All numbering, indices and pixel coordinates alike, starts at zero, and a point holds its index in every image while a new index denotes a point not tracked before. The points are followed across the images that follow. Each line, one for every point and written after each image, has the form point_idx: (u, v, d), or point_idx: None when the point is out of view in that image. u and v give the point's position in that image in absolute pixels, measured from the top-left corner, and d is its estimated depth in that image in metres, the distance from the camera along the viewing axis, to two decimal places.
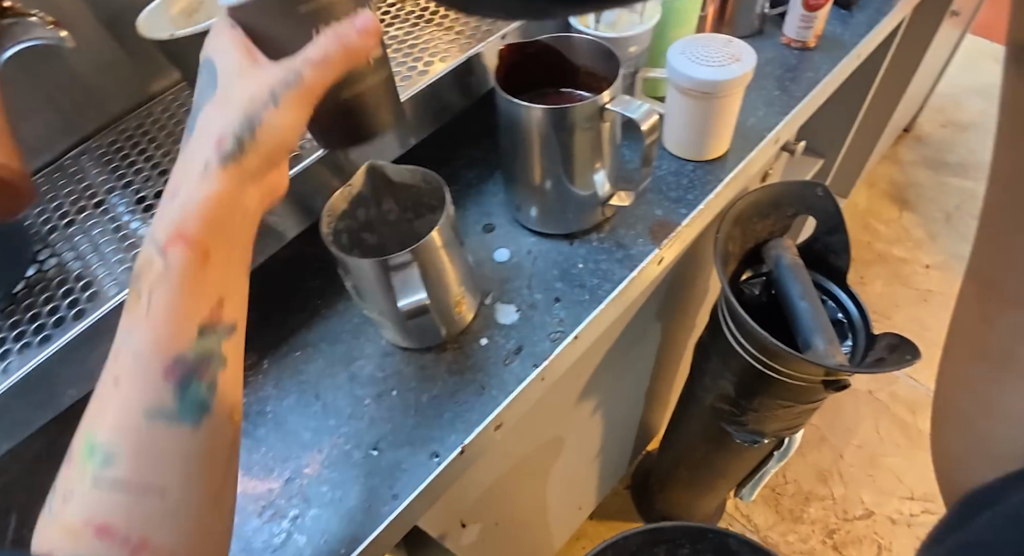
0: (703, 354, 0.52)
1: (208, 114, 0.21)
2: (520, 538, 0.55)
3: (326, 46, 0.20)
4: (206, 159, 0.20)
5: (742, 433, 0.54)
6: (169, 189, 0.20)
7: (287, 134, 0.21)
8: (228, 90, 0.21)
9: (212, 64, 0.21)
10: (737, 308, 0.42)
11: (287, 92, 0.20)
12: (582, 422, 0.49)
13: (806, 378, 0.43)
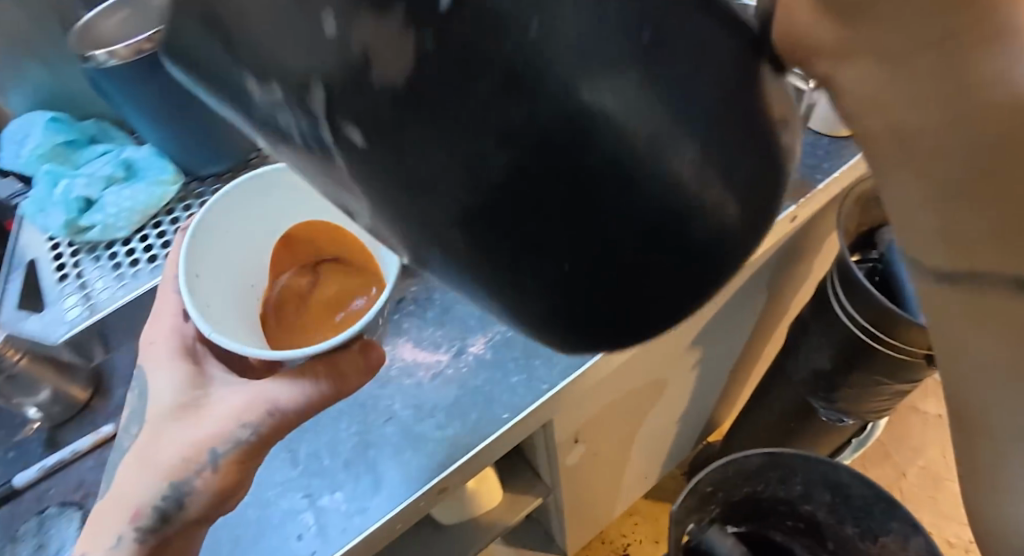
0: (801, 329, 0.55)
1: (139, 471, 0.35)
2: (589, 474, 0.67)
3: (247, 435, 0.35)
4: (137, 525, 0.35)
5: (830, 410, 0.60)
6: (113, 519, 0.35)
7: (220, 484, 0.36)
8: (163, 465, 0.35)
9: (156, 420, 0.36)
10: (857, 274, 0.45)
11: (209, 465, 0.35)
12: (677, 365, 0.57)
13: (908, 351, 0.47)
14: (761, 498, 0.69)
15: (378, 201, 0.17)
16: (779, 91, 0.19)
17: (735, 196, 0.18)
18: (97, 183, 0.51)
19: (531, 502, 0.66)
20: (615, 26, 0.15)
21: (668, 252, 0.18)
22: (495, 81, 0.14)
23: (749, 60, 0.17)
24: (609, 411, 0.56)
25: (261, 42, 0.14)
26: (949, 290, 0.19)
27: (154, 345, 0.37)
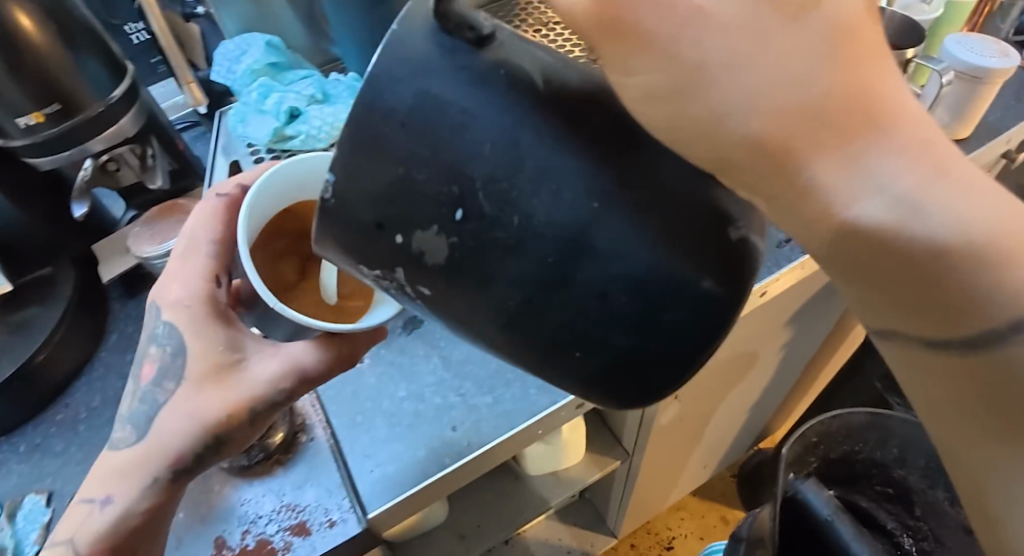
0: None
1: (176, 406, 0.38)
2: (682, 438, 0.85)
3: (279, 395, 0.38)
4: (173, 457, 0.39)
5: None
6: (151, 447, 0.39)
7: (247, 436, 0.40)
8: (199, 418, 0.38)
9: (189, 362, 0.38)
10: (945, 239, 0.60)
11: (241, 415, 0.38)
12: (770, 344, 0.77)
13: None
14: (857, 459, 0.76)
15: (446, 318, 0.27)
16: (737, 206, 0.25)
17: (720, 279, 0.25)
18: (303, 99, 0.61)
19: (612, 461, 0.86)
20: (576, 203, 0.23)
21: (653, 325, 0.25)
22: (501, 251, 0.23)
23: (695, 198, 0.24)
24: (708, 378, 0.73)
25: (360, 246, 0.24)
26: (886, 346, 0.24)
27: (188, 309, 0.39)
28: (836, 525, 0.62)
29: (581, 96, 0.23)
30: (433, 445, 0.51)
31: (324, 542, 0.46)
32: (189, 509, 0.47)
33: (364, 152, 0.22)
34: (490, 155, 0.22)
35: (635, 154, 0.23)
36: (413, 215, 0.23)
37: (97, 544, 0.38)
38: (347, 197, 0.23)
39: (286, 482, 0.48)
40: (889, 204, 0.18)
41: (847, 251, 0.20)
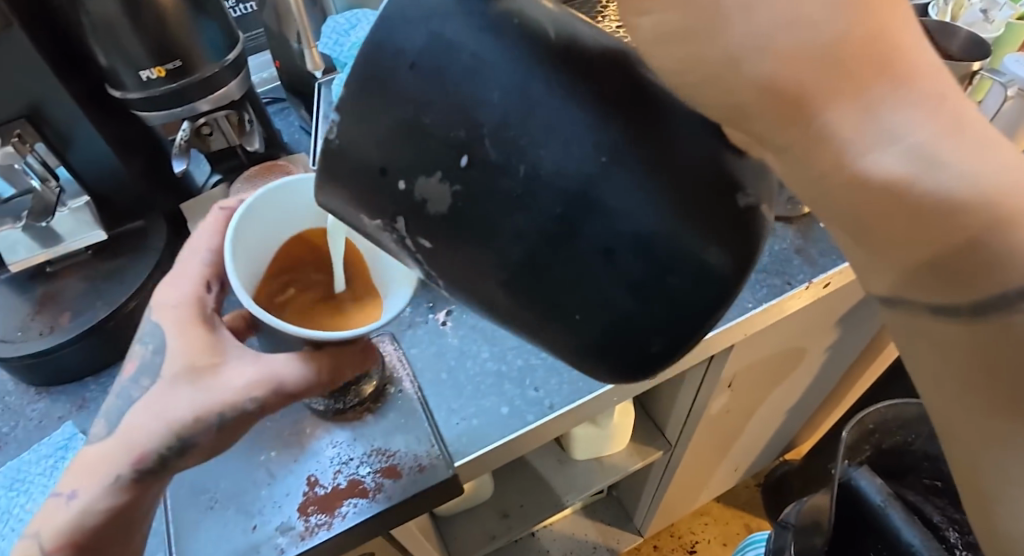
0: None
1: (150, 405, 0.38)
2: (718, 432, 0.88)
3: (254, 402, 0.38)
4: (137, 459, 0.37)
5: None
6: (118, 444, 0.38)
7: (219, 443, 0.39)
8: (171, 419, 0.37)
9: (167, 360, 0.38)
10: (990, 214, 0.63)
11: (213, 420, 0.37)
12: (818, 344, 0.80)
13: None
14: (908, 451, 0.75)
15: (444, 278, 0.26)
16: (751, 169, 0.25)
17: (720, 248, 0.25)
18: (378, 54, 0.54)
19: (653, 452, 0.93)
20: (584, 154, 0.22)
21: (650, 292, 0.25)
22: (503, 201, 0.23)
23: (709, 162, 0.23)
24: (756, 370, 0.76)
25: (361, 192, 0.24)
26: (887, 310, 0.25)
27: (172, 309, 0.39)
28: (888, 511, 0.66)
29: (597, 51, 0.22)
30: (515, 403, 0.51)
31: (414, 485, 0.47)
32: (281, 449, 0.49)
33: (369, 94, 0.22)
34: (498, 99, 0.21)
35: (648, 110, 0.22)
36: (418, 160, 0.22)
37: (58, 541, 0.37)
38: (352, 140, 0.23)
39: (375, 428, 0.50)
40: (902, 153, 0.19)
41: (857, 202, 0.20)
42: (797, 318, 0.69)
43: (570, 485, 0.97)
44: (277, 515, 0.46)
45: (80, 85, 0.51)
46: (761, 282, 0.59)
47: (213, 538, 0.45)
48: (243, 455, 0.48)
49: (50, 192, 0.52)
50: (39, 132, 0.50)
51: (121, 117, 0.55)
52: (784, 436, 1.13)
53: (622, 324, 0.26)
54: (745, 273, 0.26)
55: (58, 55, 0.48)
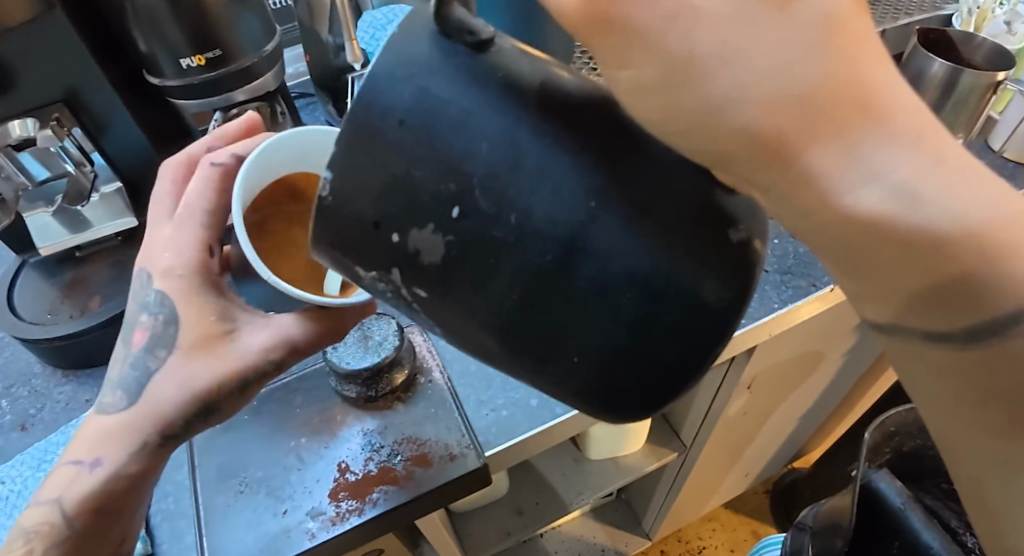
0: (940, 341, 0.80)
1: (163, 374, 0.40)
2: (734, 434, 0.88)
3: (270, 362, 0.40)
4: (158, 423, 0.40)
5: None
6: (137, 412, 0.40)
7: (234, 405, 0.41)
8: (191, 387, 0.39)
9: (179, 331, 0.39)
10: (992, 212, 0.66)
11: (230, 382, 0.40)
12: (836, 351, 0.81)
13: None
14: (928, 454, 0.72)
15: (436, 325, 0.26)
16: (738, 206, 0.25)
17: (718, 286, 0.25)
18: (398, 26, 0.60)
19: (668, 453, 0.92)
20: (575, 201, 0.23)
21: (650, 331, 0.25)
22: (495, 250, 0.23)
23: (697, 202, 0.24)
24: (776, 374, 0.77)
25: (354, 246, 0.24)
26: (883, 340, 0.25)
27: (180, 278, 0.40)
28: (908, 514, 0.65)
29: (579, 100, 0.23)
30: (544, 395, 0.55)
31: (445, 473, 0.51)
32: (311, 435, 0.52)
33: (361, 146, 0.22)
34: (487, 151, 0.22)
35: (631, 155, 0.23)
36: (410, 213, 0.23)
37: (80, 505, 0.39)
38: (344, 195, 0.23)
39: (407, 416, 0.53)
40: (886, 191, 0.19)
41: (847, 237, 0.21)
42: (818, 324, 0.70)
43: (585, 484, 0.98)
44: (308, 499, 0.50)
45: (116, 71, 0.55)
46: (786, 284, 0.62)
47: (245, 517, 0.49)
48: (278, 440, 0.52)
49: (83, 177, 0.58)
50: (76, 118, 0.55)
51: (151, 104, 0.60)
52: (798, 443, 1.14)
53: (620, 364, 0.26)
54: (742, 308, 0.26)
55: (98, 39, 0.53)
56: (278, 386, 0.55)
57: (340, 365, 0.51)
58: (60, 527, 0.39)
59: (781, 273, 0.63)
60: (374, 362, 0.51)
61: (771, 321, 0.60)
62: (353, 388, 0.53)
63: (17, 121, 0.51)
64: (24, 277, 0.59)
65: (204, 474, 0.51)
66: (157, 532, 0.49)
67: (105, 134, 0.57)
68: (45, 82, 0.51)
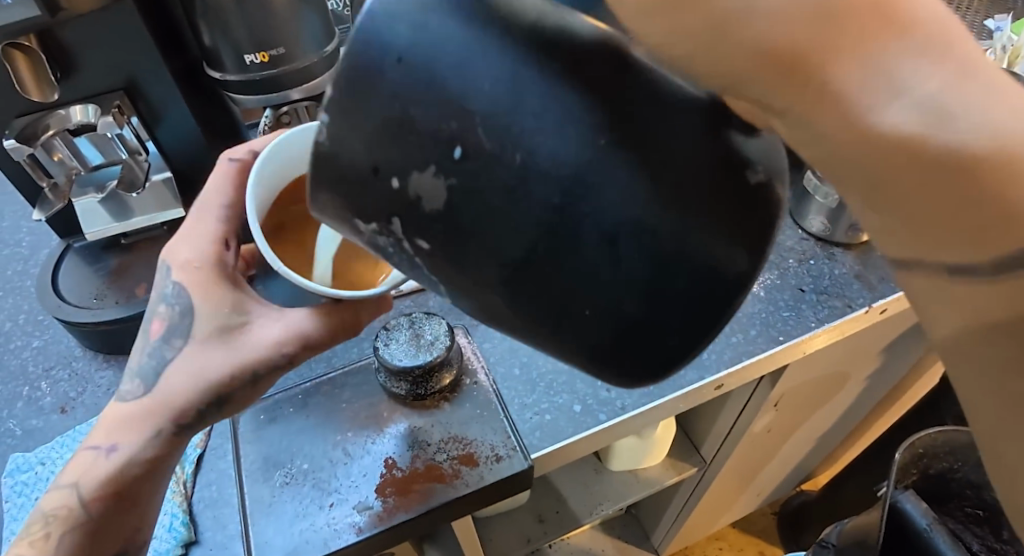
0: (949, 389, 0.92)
1: (180, 363, 0.44)
2: (753, 451, 1.00)
3: (281, 355, 0.44)
4: (174, 409, 0.44)
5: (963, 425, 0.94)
6: (155, 397, 0.44)
7: (248, 395, 0.46)
8: (203, 378, 0.44)
9: (193, 323, 0.44)
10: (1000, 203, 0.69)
11: (242, 372, 0.44)
12: (854, 360, 0.88)
13: None
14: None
15: (441, 281, 0.25)
16: (757, 147, 0.24)
17: (733, 234, 0.24)
18: None
19: (688, 467, 1.03)
20: (582, 144, 0.21)
21: (670, 277, 0.24)
22: (497, 194, 0.22)
23: (710, 150, 0.23)
24: (799, 389, 0.86)
25: (353, 193, 0.23)
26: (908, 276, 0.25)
27: (198, 269, 0.45)
28: (933, 534, 0.72)
29: (595, 53, 0.22)
30: (587, 402, 0.62)
31: (490, 472, 0.57)
32: (357, 429, 0.60)
33: (355, 86, 0.21)
34: (489, 89, 0.21)
35: (643, 98, 0.22)
36: (409, 156, 0.22)
37: (98, 491, 0.43)
38: (342, 138, 0.22)
39: (454, 416, 0.61)
40: (911, 107, 0.19)
41: (870, 155, 0.21)
42: (833, 349, 0.80)
43: (607, 496, 1.04)
44: (355, 493, 0.57)
45: (175, 62, 0.64)
46: (822, 303, 0.71)
47: (292, 507, 0.56)
48: (326, 434, 0.60)
49: (136, 164, 0.67)
50: (134, 106, 0.63)
51: (203, 96, 0.69)
52: (819, 448, 1.20)
53: (636, 321, 0.25)
54: (760, 267, 0.25)
55: (160, 33, 0.61)
56: (327, 381, 0.63)
57: (394, 363, 0.59)
58: (77, 512, 0.44)
59: (817, 293, 0.71)
60: (427, 361, 0.59)
61: (807, 338, 0.68)
62: (403, 385, 0.60)
63: (79, 107, 0.60)
64: (69, 261, 0.69)
65: (251, 467, 0.59)
66: (200, 519, 0.56)
67: (159, 125, 0.66)
68: (108, 72, 0.60)
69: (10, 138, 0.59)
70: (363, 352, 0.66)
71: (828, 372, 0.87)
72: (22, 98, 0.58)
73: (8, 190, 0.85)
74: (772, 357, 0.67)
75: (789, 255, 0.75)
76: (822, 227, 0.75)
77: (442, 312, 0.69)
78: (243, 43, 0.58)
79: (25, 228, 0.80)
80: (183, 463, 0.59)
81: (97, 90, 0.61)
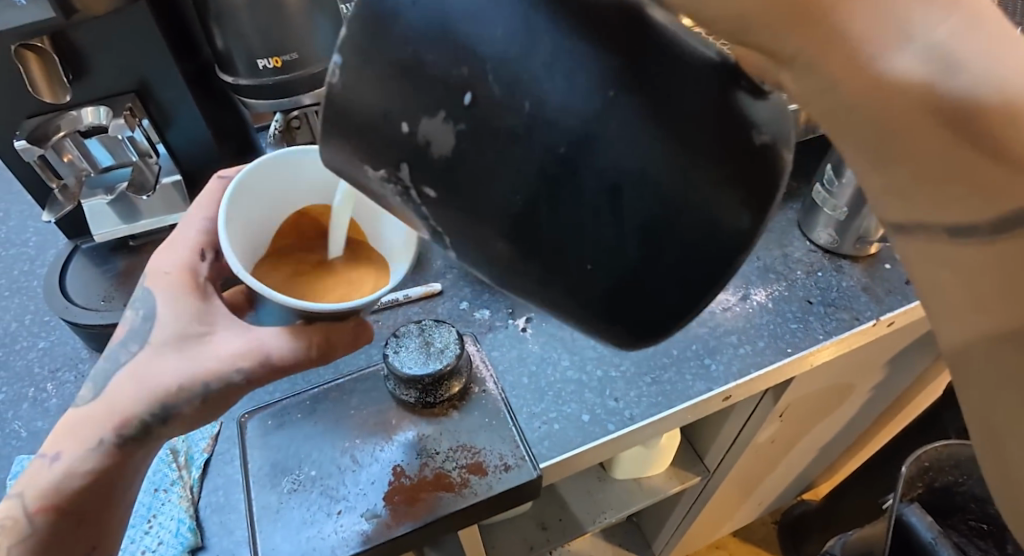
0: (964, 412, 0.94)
1: (135, 369, 0.45)
2: (756, 461, 0.99)
3: (234, 367, 0.45)
4: (121, 419, 0.44)
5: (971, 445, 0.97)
6: (106, 403, 0.45)
7: (197, 412, 0.46)
8: (154, 387, 0.45)
9: (155, 329, 0.46)
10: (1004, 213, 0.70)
11: (193, 382, 0.45)
12: (861, 371, 0.88)
13: None
14: (957, 491, 0.92)
15: (447, 231, 0.25)
16: (765, 107, 0.25)
17: (738, 195, 0.24)
18: None
19: (692, 476, 1.03)
20: (591, 92, 0.22)
21: (672, 232, 0.24)
22: (505, 139, 0.22)
23: (719, 101, 0.23)
24: (805, 400, 0.86)
25: (363, 136, 0.24)
26: (905, 240, 0.28)
27: (168, 275, 0.47)
28: (938, 547, 0.77)
29: (613, 12, 0.22)
30: (595, 411, 0.63)
31: (499, 481, 0.58)
32: (365, 437, 0.61)
33: (371, 33, 0.22)
34: (501, 35, 0.21)
35: (654, 52, 0.22)
36: (421, 101, 0.22)
37: (41, 501, 0.44)
38: (353, 82, 0.23)
39: (463, 424, 0.62)
40: (920, 54, 0.22)
41: (878, 102, 0.23)
42: (839, 360, 0.80)
43: (610, 503, 1.04)
44: (363, 501, 0.58)
45: (188, 65, 0.65)
46: (830, 315, 0.71)
47: (300, 513, 0.57)
48: (335, 440, 0.61)
49: (148, 166, 0.69)
50: (145, 109, 0.65)
51: (213, 100, 0.71)
52: (820, 459, 1.20)
53: (632, 278, 0.25)
54: (766, 223, 0.26)
55: (174, 36, 0.63)
56: (335, 387, 0.64)
57: (404, 371, 0.59)
58: (20, 523, 0.43)
59: (825, 305, 0.72)
60: (437, 369, 0.59)
61: (816, 350, 0.68)
62: (412, 393, 0.61)
63: (91, 109, 0.62)
64: (77, 262, 0.71)
65: (259, 472, 0.59)
66: (207, 525, 0.57)
67: (170, 127, 0.68)
68: (120, 74, 0.62)
69: (21, 139, 0.61)
70: (371, 358, 0.67)
71: (832, 385, 0.87)
72: (34, 99, 0.60)
73: (15, 189, 0.86)
74: (781, 370, 0.68)
75: (797, 266, 0.75)
76: (830, 238, 0.75)
77: (451, 319, 0.70)
78: (257, 48, 0.58)
79: (32, 227, 0.81)
80: (190, 466, 0.59)
81: (109, 92, 0.62)
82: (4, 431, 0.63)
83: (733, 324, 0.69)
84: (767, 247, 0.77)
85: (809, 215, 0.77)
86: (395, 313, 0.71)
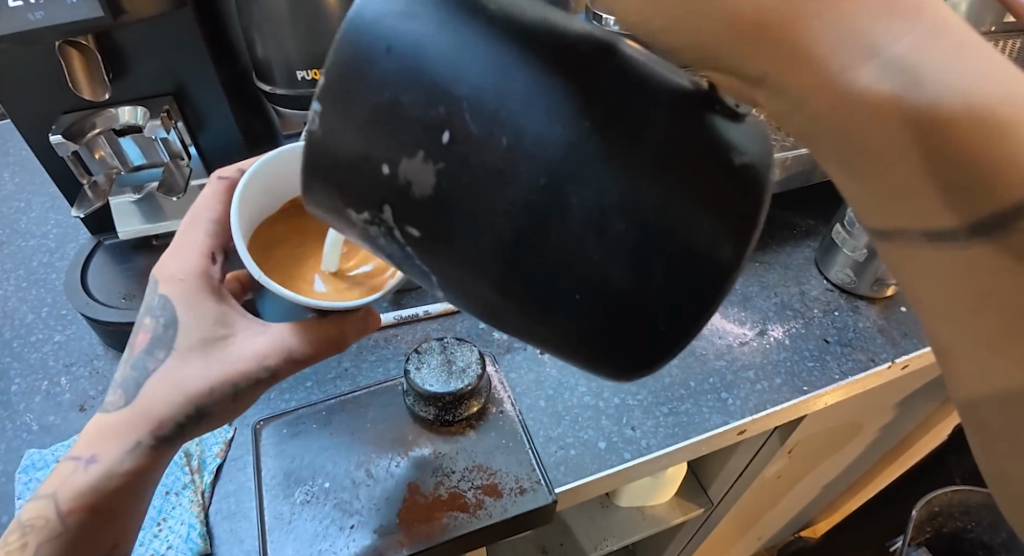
0: None
1: (159, 375, 0.45)
2: (759, 496, 0.98)
3: (258, 366, 0.45)
4: (155, 426, 0.45)
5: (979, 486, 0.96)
6: (136, 408, 0.45)
7: (230, 411, 0.46)
8: (183, 386, 0.45)
9: (175, 334, 0.46)
10: None
11: (223, 382, 0.45)
12: (875, 412, 0.87)
13: None
14: (965, 537, 0.92)
15: (433, 268, 0.26)
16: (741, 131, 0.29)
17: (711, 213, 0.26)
18: None
19: (695, 507, 1.01)
20: (567, 125, 0.23)
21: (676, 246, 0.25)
22: (488, 173, 0.23)
23: (695, 124, 0.25)
24: (814, 440, 0.85)
25: (347, 181, 0.24)
26: (887, 245, 0.29)
27: (183, 281, 0.47)
28: None
29: (588, 45, 0.24)
30: (611, 439, 0.62)
31: (513, 504, 0.57)
32: (382, 451, 0.61)
33: (350, 81, 0.23)
34: (477, 75, 0.23)
35: (616, 71, 0.24)
36: (399, 140, 0.23)
37: (76, 502, 0.44)
38: (334, 132, 0.24)
39: (480, 445, 0.61)
40: (884, 68, 0.24)
41: (844, 119, 0.26)
42: (849, 404, 0.79)
43: (612, 529, 1.03)
44: (375, 516, 0.57)
45: (226, 73, 0.71)
46: (846, 356, 0.70)
47: (313, 525, 0.56)
48: (350, 453, 0.60)
49: (181, 170, 0.70)
50: (181, 113, 0.67)
51: (247, 107, 0.76)
52: (821, 496, 1.17)
53: (622, 301, 0.26)
54: (744, 254, 0.27)
55: (214, 45, 0.67)
56: (351, 399, 0.64)
57: (425, 388, 0.59)
58: (53, 523, 0.44)
59: (841, 345, 0.70)
60: (458, 389, 0.59)
61: (829, 391, 0.67)
62: (430, 410, 0.60)
63: (128, 109, 0.64)
64: (98, 259, 0.71)
65: (271, 481, 0.58)
66: (217, 532, 0.56)
67: (202, 131, 0.70)
68: (159, 77, 0.64)
69: (58, 134, 0.62)
70: (388, 373, 0.67)
71: (845, 422, 0.85)
72: (72, 95, 0.63)
73: (42, 180, 0.88)
74: (801, 406, 0.66)
75: (814, 304, 0.74)
76: (847, 278, 0.75)
77: (469, 337, 0.70)
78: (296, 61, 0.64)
79: (53, 220, 0.82)
80: (202, 471, 0.59)
81: (146, 94, 0.65)
82: (15, 423, 0.63)
83: (750, 358, 0.69)
84: (783, 283, 0.77)
85: (828, 252, 0.76)
86: (413, 328, 0.70)
